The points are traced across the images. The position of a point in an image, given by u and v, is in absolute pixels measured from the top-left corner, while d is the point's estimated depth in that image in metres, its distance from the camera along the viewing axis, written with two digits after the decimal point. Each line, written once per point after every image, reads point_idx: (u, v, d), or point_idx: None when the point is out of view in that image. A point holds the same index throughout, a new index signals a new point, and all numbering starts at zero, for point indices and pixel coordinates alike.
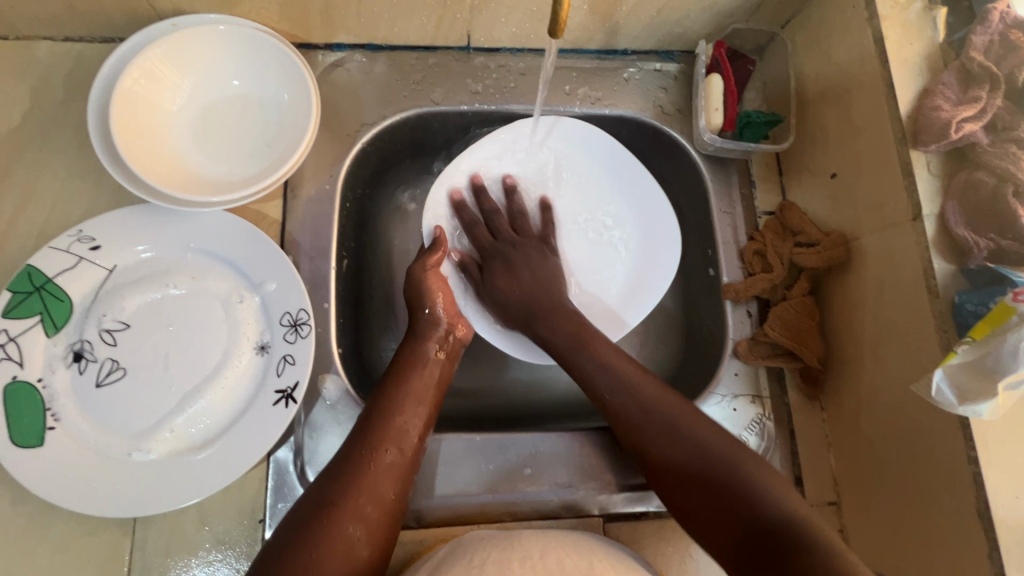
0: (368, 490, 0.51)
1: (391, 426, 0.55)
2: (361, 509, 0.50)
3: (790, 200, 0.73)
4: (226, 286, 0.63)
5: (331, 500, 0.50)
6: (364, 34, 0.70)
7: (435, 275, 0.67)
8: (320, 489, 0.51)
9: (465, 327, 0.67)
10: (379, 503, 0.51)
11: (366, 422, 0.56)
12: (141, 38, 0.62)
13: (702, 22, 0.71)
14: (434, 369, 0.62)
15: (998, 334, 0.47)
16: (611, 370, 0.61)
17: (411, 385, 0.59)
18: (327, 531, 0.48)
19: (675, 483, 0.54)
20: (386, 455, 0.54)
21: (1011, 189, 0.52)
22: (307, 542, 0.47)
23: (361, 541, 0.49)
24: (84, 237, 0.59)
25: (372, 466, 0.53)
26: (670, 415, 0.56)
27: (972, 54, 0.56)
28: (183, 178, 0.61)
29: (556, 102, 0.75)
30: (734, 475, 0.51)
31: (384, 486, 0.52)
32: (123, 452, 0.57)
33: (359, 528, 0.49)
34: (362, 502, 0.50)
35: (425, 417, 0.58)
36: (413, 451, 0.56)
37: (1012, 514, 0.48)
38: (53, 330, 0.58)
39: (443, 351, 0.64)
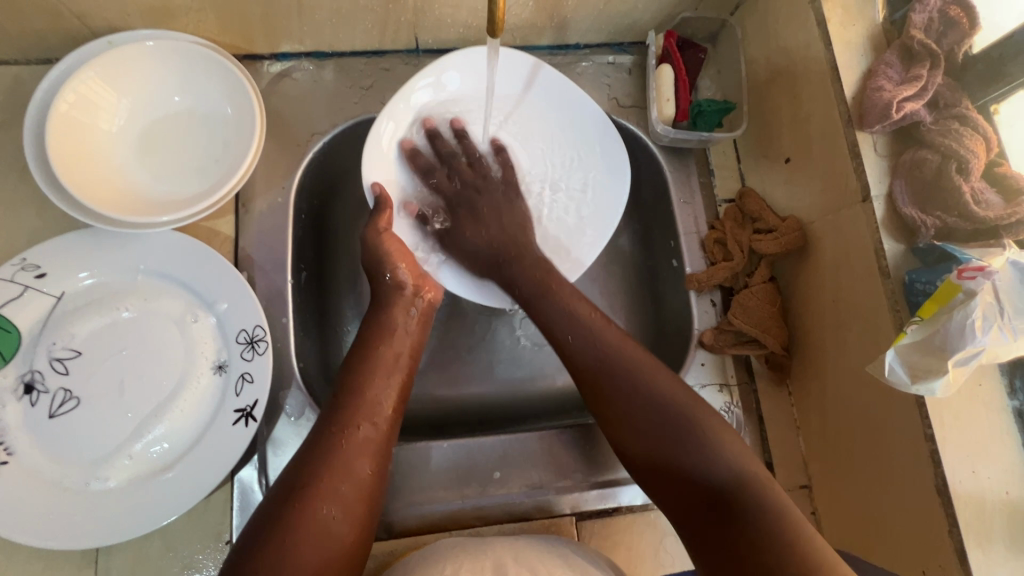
0: (342, 467, 0.50)
1: (363, 400, 0.55)
2: (336, 489, 0.49)
3: (749, 186, 0.73)
4: (180, 306, 0.62)
5: (304, 484, 0.49)
6: (309, 41, 0.69)
7: (389, 237, 0.64)
8: (291, 475, 0.50)
9: (433, 290, 0.66)
10: (355, 482, 0.50)
11: (336, 400, 0.55)
12: (74, 60, 0.60)
13: (651, 13, 0.71)
14: (405, 330, 0.61)
15: (945, 312, 0.48)
16: (600, 343, 0.58)
17: (380, 357, 0.58)
18: (300, 514, 0.47)
19: (615, 422, 0.55)
20: (359, 431, 0.53)
21: (955, 167, 0.52)
22: (281, 528, 0.46)
23: (340, 520, 0.48)
24: (28, 265, 0.58)
25: (346, 442, 0.52)
26: (654, 381, 0.54)
27: (912, 32, 0.55)
28: (125, 200, 0.60)
29: (551, 80, 0.70)
30: (703, 444, 0.50)
31: (359, 460, 0.51)
32: (81, 482, 0.56)
33: (335, 508, 0.48)
34: (337, 483, 0.49)
35: (398, 388, 0.58)
36: (385, 416, 0.55)
37: (968, 488, 0.49)
38: (1, 362, 0.56)
39: (415, 315, 0.63)
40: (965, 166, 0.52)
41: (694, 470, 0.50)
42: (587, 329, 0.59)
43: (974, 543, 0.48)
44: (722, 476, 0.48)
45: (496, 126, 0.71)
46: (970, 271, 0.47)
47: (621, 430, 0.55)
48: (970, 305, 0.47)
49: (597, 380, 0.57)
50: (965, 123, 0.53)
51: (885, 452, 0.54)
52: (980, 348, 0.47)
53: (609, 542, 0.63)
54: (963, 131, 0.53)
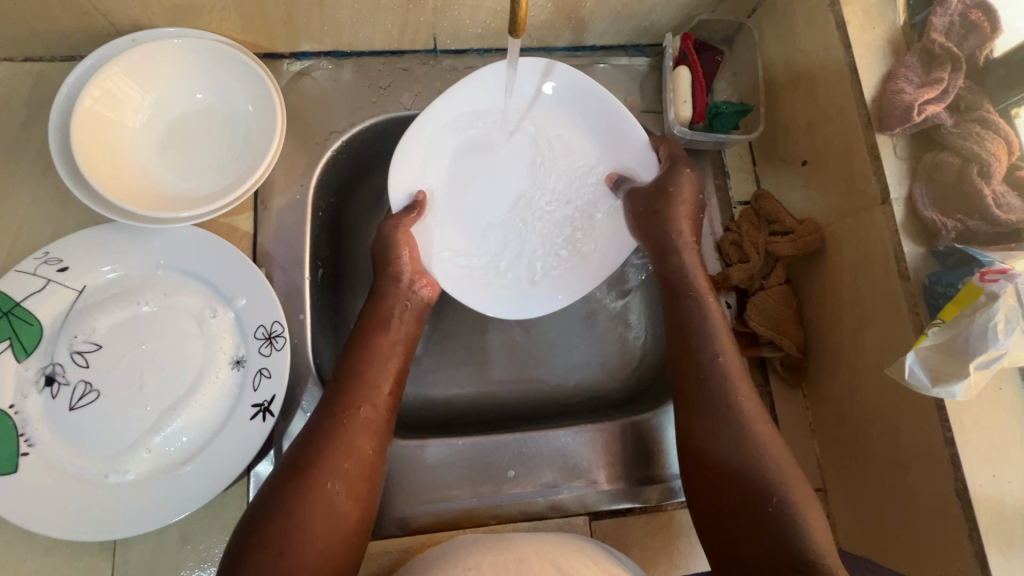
0: (345, 446, 0.52)
1: (362, 382, 0.56)
2: (339, 467, 0.50)
3: (764, 189, 0.73)
4: (199, 301, 0.62)
5: (307, 463, 0.50)
6: (328, 41, 0.69)
7: (404, 232, 0.63)
8: (296, 453, 0.51)
9: (430, 285, 0.65)
10: (357, 460, 0.52)
11: (336, 382, 0.56)
12: (100, 57, 0.61)
13: (668, 15, 0.71)
14: (402, 309, 0.62)
15: (967, 315, 0.48)
16: (721, 400, 0.57)
17: (378, 343, 0.59)
18: (305, 491, 0.48)
19: (703, 482, 0.56)
20: (359, 412, 0.54)
21: (976, 170, 0.52)
22: (288, 504, 0.48)
23: (343, 496, 0.50)
24: (50, 259, 0.59)
25: (347, 422, 0.53)
26: (761, 444, 0.54)
27: (933, 35, 0.55)
28: (146, 195, 0.60)
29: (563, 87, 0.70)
30: (791, 511, 0.51)
31: (361, 439, 0.53)
32: (100, 474, 0.56)
33: (339, 484, 0.50)
34: (339, 461, 0.51)
35: (395, 371, 0.59)
36: (385, 397, 0.56)
37: (988, 492, 0.48)
38: (23, 355, 0.57)
39: (412, 306, 0.63)
40: (987, 169, 0.52)
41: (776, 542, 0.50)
42: (712, 378, 0.58)
43: (994, 548, 0.47)
44: (797, 546, 0.50)
45: (512, 127, 0.70)
46: (993, 273, 0.47)
47: (698, 481, 0.56)
48: (993, 307, 0.47)
49: (695, 418, 0.57)
50: (986, 127, 0.53)
51: (903, 454, 0.54)
52: (1003, 351, 0.47)
53: (623, 542, 0.63)
54: (984, 134, 0.53)
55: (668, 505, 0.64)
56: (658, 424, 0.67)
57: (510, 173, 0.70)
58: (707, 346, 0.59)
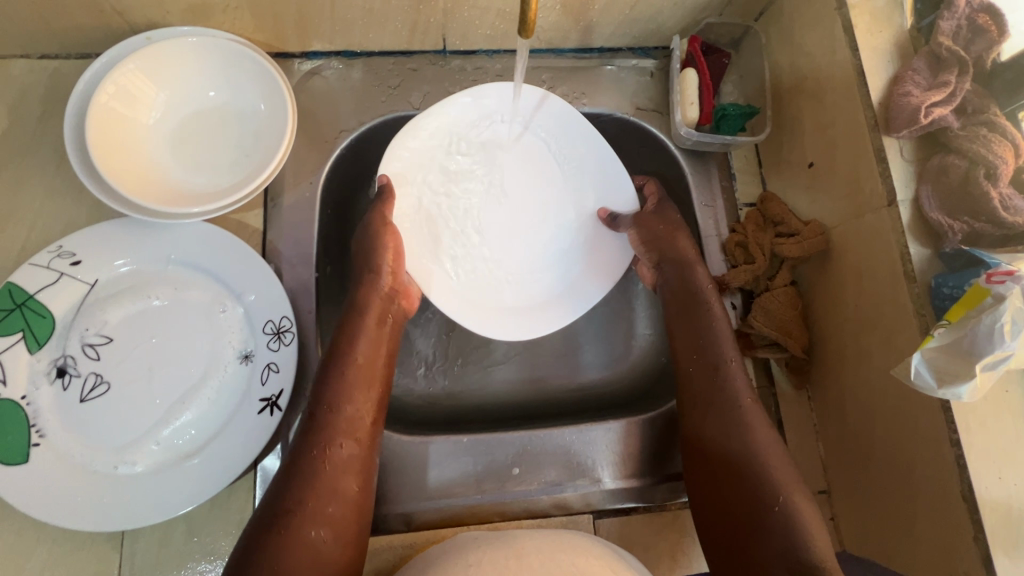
0: (329, 489, 0.52)
1: (341, 418, 0.55)
2: (322, 512, 0.50)
3: (771, 191, 0.73)
4: (208, 296, 0.63)
5: (288, 509, 0.50)
6: (339, 41, 0.70)
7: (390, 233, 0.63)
8: (273, 500, 0.50)
9: (408, 299, 0.66)
10: (341, 502, 0.52)
11: (312, 418, 0.55)
12: (115, 54, 0.62)
13: (676, 17, 0.71)
14: (379, 332, 0.61)
15: (973, 316, 0.48)
16: (731, 404, 0.58)
17: (357, 371, 0.58)
18: (285, 540, 0.48)
19: (707, 481, 0.57)
20: (340, 451, 0.54)
21: (983, 172, 0.52)
22: (269, 554, 0.47)
23: (328, 541, 0.50)
24: (64, 253, 0.59)
25: (327, 464, 0.53)
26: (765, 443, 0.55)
27: (940, 39, 0.56)
28: (159, 191, 0.61)
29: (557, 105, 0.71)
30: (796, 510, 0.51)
31: (343, 480, 0.53)
32: (110, 466, 0.57)
33: (322, 530, 0.50)
34: (323, 505, 0.51)
35: (376, 401, 0.58)
36: (364, 432, 0.56)
37: (994, 495, 0.48)
38: (36, 346, 0.58)
39: (388, 320, 0.63)
40: (993, 172, 0.52)
41: (780, 544, 0.50)
42: (725, 385, 0.59)
43: (1000, 550, 0.47)
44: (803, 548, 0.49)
45: (516, 138, 0.72)
46: (999, 275, 0.48)
47: (703, 480, 0.57)
48: (1000, 309, 0.47)
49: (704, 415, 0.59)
50: (993, 130, 0.54)
51: (907, 455, 0.54)
52: (1009, 353, 0.47)
53: (626, 541, 0.63)
54: (991, 137, 0.53)
55: (671, 504, 0.65)
56: (662, 424, 0.67)
57: (517, 199, 0.71)
58: (718, 353, 0.60)
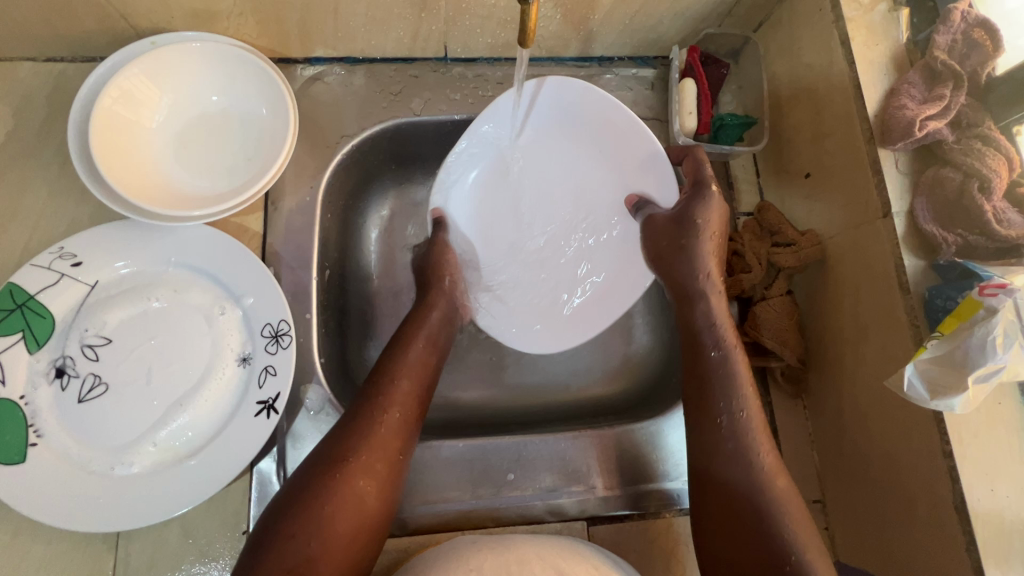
0: (377, 444, 0.54)
1: (396, 384, 0.58)
2: (371, 465, 0.53)
3: (767, 201, 0.73)
4: (208, 299, 0.63)
5: (342, 458, 0.52)
6: (342, 47, 0.71)
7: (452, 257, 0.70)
8: (330, 446, 0.53)
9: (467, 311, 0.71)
10: (387, 460, 0.54)
11: (372, 382, 0.58)
12: (120, 58, 0.63)
13: (675, 28, 0.72)
14: (439, 326, 0.66)
15: (966, 328, 0.48)
16: (742, 451, 0.57)
17: (414, 348, 0.61)
18: (337, 485, 0.51)
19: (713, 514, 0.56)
20: (392, 413, 0.56)
21: (977, 185, 0.53)
22: (320, 495, 0.50)
23: (371, 493, 0.52)
24: (65, 254, 0.60)
25: (382, 423, 0.55)
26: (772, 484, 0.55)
27: (936, 53, 0.56)
28: (160, 193, 0.62)
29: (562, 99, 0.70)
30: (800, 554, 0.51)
31: (391, 439, 0.55)
32: (106, 467, 0.57)
33: (369, 482, 0.52)
34: (372, 459, 0.53)
35: (427, 376, 0.61)
36: (412, 400, 0.58)
37: (986, 507, 0.48)
38: (35, 347, 0.58)
39: (443, 317, 0.67)
40: (987, 185, 0.53)
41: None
42: (731, 434, 0.57)
43: (991, 562, 0.47)
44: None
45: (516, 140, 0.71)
46: (992, 288, 0.48)
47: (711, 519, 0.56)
48: (991, 322, 0.48)
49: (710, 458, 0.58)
50: (987, 143, 0.54)
51: (902, 464, 0.54)
52: (1001, 365, 0.48)
53: (621, 548, 0.63)
54: (985, 151, 0.54)
55: (666, 512, 0.65)
56: (657, 431, 0.67)
57: (541, 203, 0.74)
58: (727, 401, 0.59)
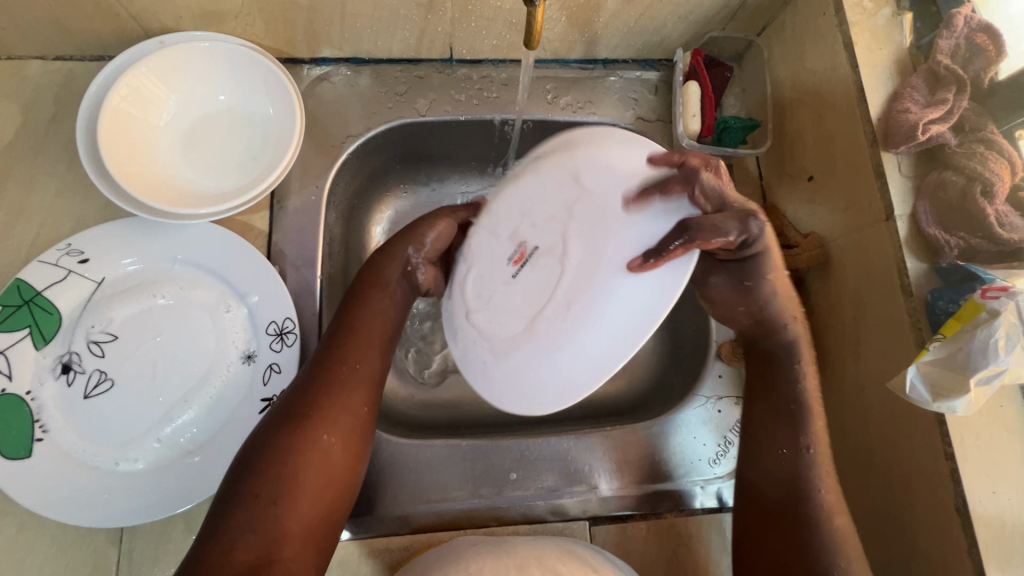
0: (341, 400, 0.52)
1: (355, 341, 0.56)
2: (336, 420, 0.51)
3: (772, 204, 0.73)
4: (213, 296, 0.63)
5: (301, 412, 0.50)
6: (347, 48, 0.71)
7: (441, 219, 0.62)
8: (290, 401, 0.51)
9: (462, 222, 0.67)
10: (355, 416, 0.52)
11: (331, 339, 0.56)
12: (128, 58, 0.63)
13: (680, 31, 0.72)
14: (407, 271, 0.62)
15: (969, 330, 0.49)
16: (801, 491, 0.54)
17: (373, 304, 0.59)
18: (299, 442, 0.49)
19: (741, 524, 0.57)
20: (352, 369, 0.54)
21: (979, 189, 0.53)
22: (280, 451, 0.48)
23: (337, 447, 0.50)
24: (73, 251, 0.60)
25: (342, 379, 0.53)
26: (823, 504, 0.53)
27: (939, 57, 0.57)
28: (166, 192, 0.62)
29: (537, 110, 0.76)
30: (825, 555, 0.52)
31: (356, 394, 0.53)
32: (111, 463, 0.57)
33: (333, 436, 0.50)
34: (335, 414, 0.51)
35: (389, 333, 0.59)
36: (374, 352, 0.56)
37: (987, 508, 0.49)
38: (42, 343, 0.58)
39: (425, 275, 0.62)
40: (990, 189, 0.53)
41: None
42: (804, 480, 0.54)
43: (992, 564, 0.47)
44: None
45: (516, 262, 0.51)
46: (994, 291, 0.49)
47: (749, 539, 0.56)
48: (994, 324, 0.48)
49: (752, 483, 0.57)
50: (990, 147, 0.55)
51: (900, 463, 0.54)
52: (1003, 368, 0.48)
53: (622, 548, 0.63)
54: (987, 155, 0.54)
55: (668, 513, 0.65)
56: (659, 431, 0.67)
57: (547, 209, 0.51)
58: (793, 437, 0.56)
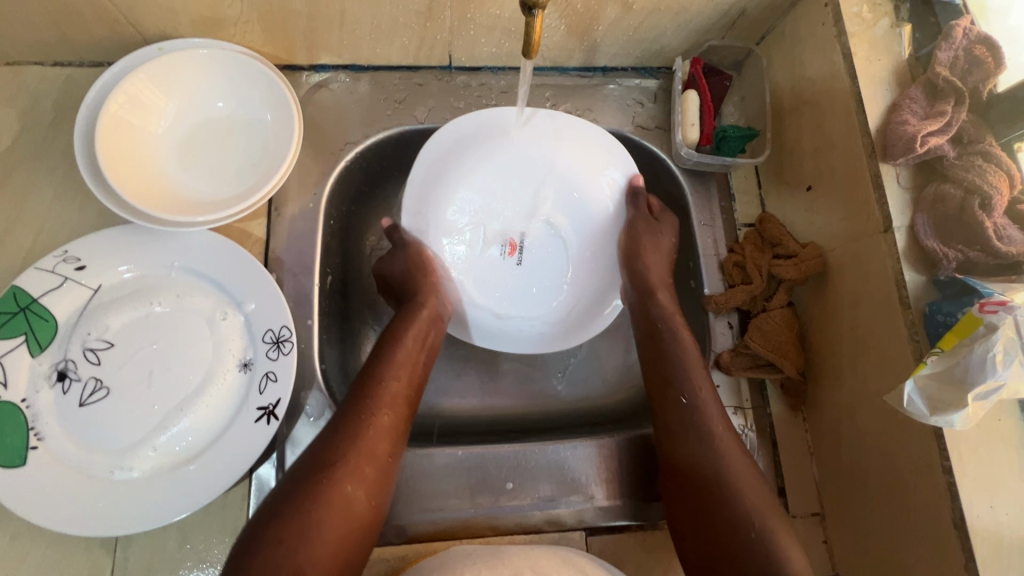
0: (367, 450, 0.54)
1: (384, 390, 0.59)
2: (361, 470, 0.53)
3: (769, 212, 0.73)
4: (210, 304, 0.63)
5: (330, 462, 0.52)
6: (347, 55, 0.71)
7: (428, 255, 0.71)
8: (319, 450, 0.53)
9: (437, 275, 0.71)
10: (376, 465, 0.54)
11: (360, 388, 0.59)
12: (126, 64, 0.63)
13: (679, 39, 0.72)
14: (427, 326, 0.66)
15: (966, 344, 0.48)
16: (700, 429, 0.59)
17: (400, 354, 0.62)
18: (326, 492, 0.50)
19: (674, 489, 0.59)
20: (382, 419, 0.57)
21: (978, 202, 0.53)
22: (306, 502, 0.49)
23: (360, 499, 0.52)
24: (69, 257, 0.60)
25: (370, 428, 0.56)
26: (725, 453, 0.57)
27: (938, 68, 0.57)
28: (163, 199, 0.62)
29: None
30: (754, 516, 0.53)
31: (381, 444, 0.56)
32: (105, 471, 0.57)
33: (357, 487, 0.52)
34: (361, 464, 0.53)
35: (413, 383, 0.62)
36: (399, 408, 0.59)
37: (986, 523, 0.48)
38: (38, 350, 0.58)
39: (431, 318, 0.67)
40: (988, 202, 0.53)
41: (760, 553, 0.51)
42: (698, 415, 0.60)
43: None
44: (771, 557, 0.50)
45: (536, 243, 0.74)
46: (992, 304, 0.48)
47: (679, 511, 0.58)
48: (992, 338, 0.47)
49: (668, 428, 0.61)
50: (988, 160, 0.55)
51: (899, 476, 0.54)
52: (1001, 382, 0.48)
53: (619, 559, 0.63)
54: (986, 167, 0.54)
55: (664, 524, 0.65)
56: None
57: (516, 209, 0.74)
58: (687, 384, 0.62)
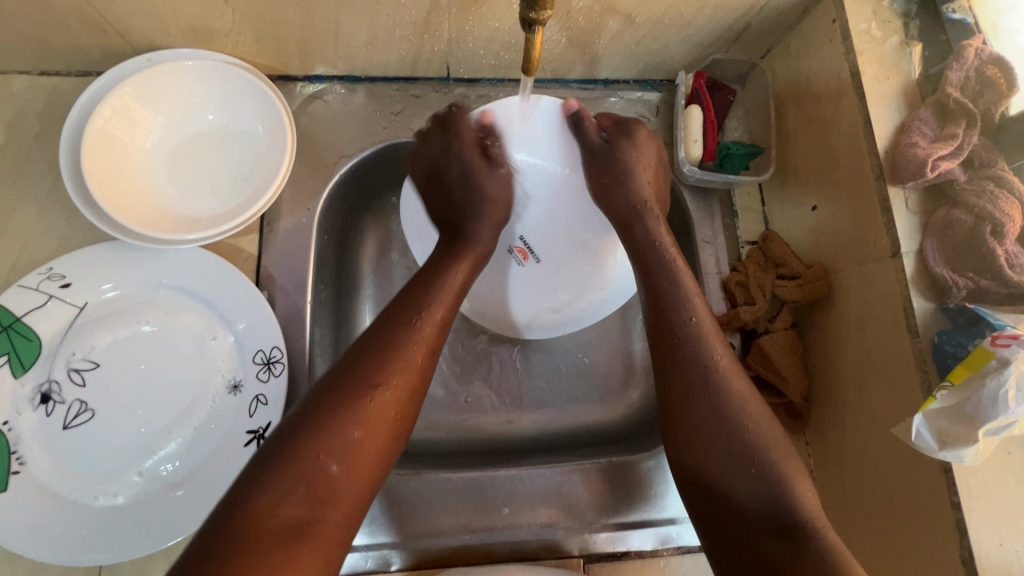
0: (401, 367, 0.51)
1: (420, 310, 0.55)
2: (394, 386, 0.50)
3: (774, 230, 0.72)
4: (199, 323, 0.62)
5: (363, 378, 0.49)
6: (342, 66, 0.70)
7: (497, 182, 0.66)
8: (349, 365, 0.50)
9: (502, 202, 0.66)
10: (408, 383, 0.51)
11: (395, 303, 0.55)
12: (114, 76, 0.62)
13: (683, 52, 0.71)
14: (474, 258, 0.63)
15: (978, 378, 0.47)
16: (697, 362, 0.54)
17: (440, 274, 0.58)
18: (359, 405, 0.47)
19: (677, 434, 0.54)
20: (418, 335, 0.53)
21: (989, 229, 0.52)
22: (341, 413, 0.46)
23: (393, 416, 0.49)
24: (54, 275, 0.59)
25: (405, 347, 0.52)
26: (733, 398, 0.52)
27: (948, 90, 0.55)
28: (151, 216, 0.60)
29: None
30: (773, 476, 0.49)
31: (414, 361, 0.52)
32: (89, 497, 0.55)
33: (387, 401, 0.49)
34: (395, 381, 0.50)
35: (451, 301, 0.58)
36: (441, 332, 0.56)
37: (995, 561, 0.47)
38: (20, 371, 0.56)
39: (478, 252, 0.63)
40: (999, 229, 0.52)
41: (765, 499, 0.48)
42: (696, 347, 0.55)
43: None
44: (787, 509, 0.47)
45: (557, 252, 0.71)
46: (1004, 338, 0.47)
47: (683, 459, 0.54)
48: (1004, 373, 0.46)
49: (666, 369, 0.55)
50: (1000, 185, 0.53)
51: (904, 506, 0.53)
52: (1013, 419, 0.46)
53: None
54: (997, 193, 0.53)
55: (664, 551, 0.63)
56: (654, 465, 0.66)
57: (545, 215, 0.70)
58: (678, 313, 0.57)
